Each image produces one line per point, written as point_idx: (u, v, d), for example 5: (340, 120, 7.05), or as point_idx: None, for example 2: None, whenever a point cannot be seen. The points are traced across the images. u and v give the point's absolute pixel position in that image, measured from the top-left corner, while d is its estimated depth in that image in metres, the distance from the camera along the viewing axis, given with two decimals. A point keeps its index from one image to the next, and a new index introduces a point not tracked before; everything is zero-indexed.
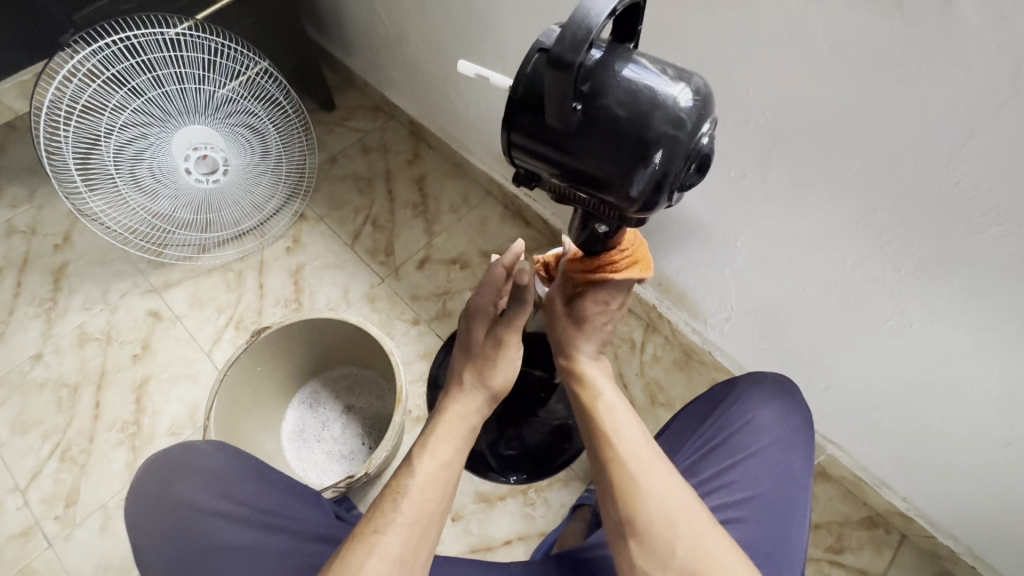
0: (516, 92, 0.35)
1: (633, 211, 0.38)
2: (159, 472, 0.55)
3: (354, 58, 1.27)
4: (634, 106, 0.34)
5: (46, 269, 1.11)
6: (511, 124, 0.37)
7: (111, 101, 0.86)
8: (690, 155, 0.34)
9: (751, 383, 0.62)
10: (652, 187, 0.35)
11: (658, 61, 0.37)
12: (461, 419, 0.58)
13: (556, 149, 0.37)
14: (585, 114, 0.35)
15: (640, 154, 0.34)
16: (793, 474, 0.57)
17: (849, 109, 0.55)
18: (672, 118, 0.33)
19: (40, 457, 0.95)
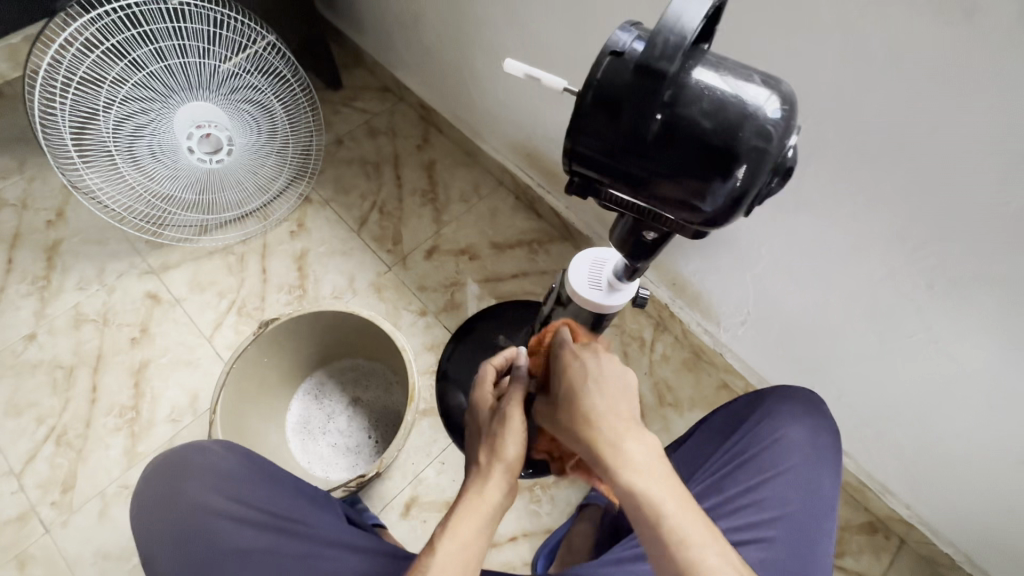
0: (585, 96, 0.32)
1: (703, 227, 0.36)
2: (169, 470, 0.53)
3: (363, 36, 1.22)
4: (723, 116, 0.32)
5: (38, 246, 1.06)
6: (575, 132, 0.33)
7: (111, 73, 0.81)
8: (773, 167, 0.33)
9: (780, 398, 0.63)
10: (731, 203, 0.33)
11: (737, 65, 0.34)
12: (474, 520, 0.50)
13: (628, 159, 0.34)
14: (664, 125, 0.32)
15: (722, 169, 0.32)
16: (821, 491, 0.58)
17: (898, 120, 0.53)
18: (762, 130, 0.32)
19: (35, 441, 0.92)
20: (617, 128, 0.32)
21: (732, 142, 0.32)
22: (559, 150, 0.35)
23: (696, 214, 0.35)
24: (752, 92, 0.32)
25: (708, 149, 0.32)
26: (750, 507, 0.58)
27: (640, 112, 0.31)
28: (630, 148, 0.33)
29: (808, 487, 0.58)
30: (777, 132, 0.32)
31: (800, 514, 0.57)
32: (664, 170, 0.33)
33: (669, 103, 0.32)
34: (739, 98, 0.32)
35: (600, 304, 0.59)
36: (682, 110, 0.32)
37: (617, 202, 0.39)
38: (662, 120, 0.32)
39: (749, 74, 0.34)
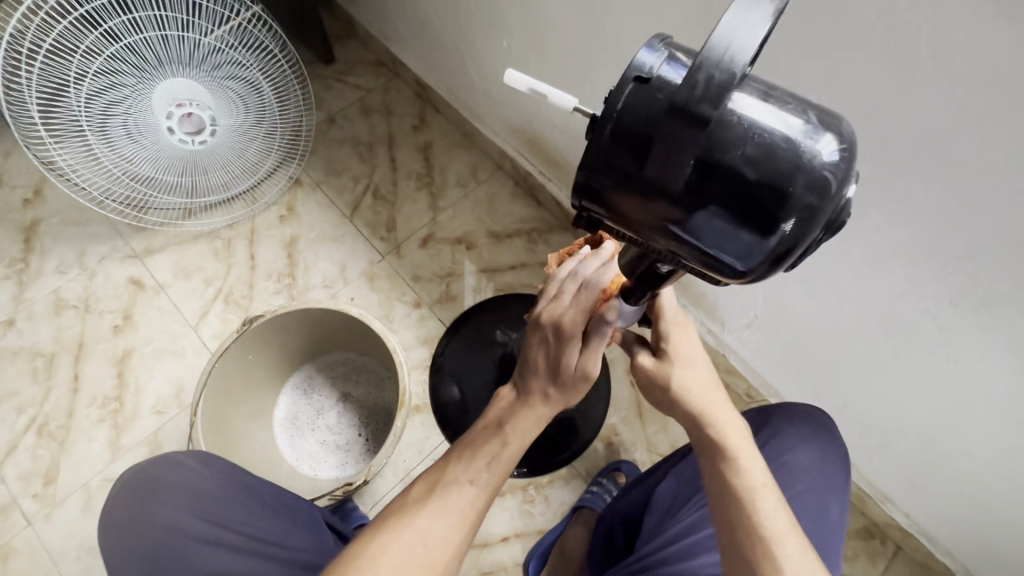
0: (602, 133, 0.28)
1: (736, 280, 0.32)
2: (141, 489, 0.51)
3: (357, 6, 1.14)
4: (770, 165, 0.27)
5: (15, 226, 1.02)
6: (590, 170, 0.29)
7: (83, 44, 0.75)
8: (826, 222, 0.29)
9: (789, 419, 0.62)
10: (774, 263, 0.29)
11: (791, 95, 0.30)
12: (495, 465, 0.48)
13: (650, 207, 0.29)
14: (698, 168, 0.28)
15: (767, 224, 0.28)
16: (829, 519, 0.56)
17: (936, 126, 0.48)
18: (816, 181, 0.27)
19: (15, 431, 0.89)
20: (640, 171, 0.28)
21: (780, 193, 0.27)
22: (570, 184, 0.31)
23: (729, 268, 0.31)
24: (805, 133, 0.27)
25: (750, 200, 0.28)
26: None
27: (669, 155, 0.27)
28: (655, 193, 0.29)
29: (816, 514, 0.56)
30: (835, 178, 0.28)
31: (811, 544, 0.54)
32: (695, 219, 0.29)
33: (705, 144, 0.27)
34: (792, 142, 0.27)
35: None
36: (720, 153, 0.27)
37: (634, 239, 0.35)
38: (696, 164, 0.27)
39: (804, 108, 0.29)
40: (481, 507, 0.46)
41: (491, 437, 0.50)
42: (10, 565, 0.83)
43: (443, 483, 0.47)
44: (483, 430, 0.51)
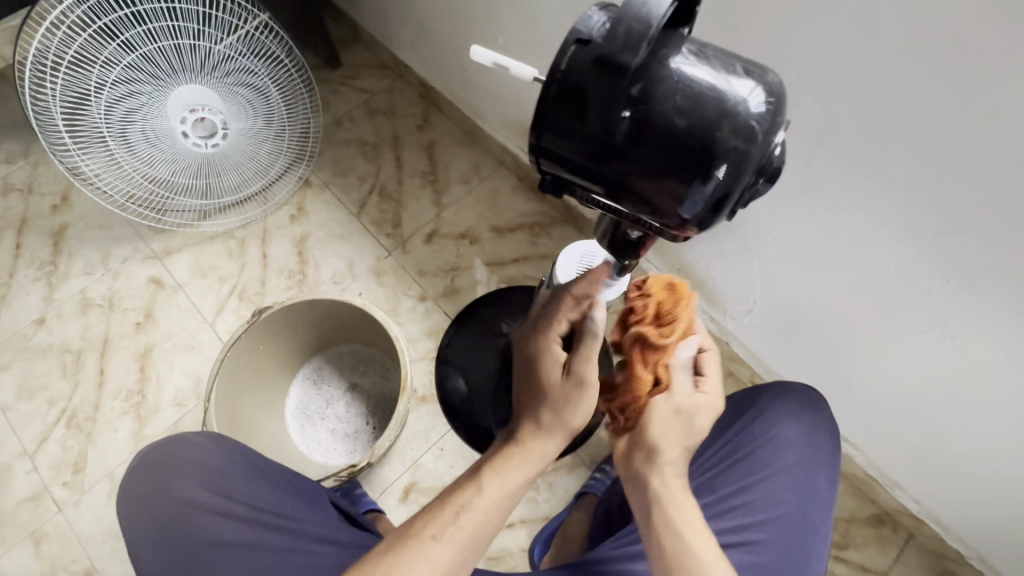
0: (546, 92, 0.30)
1: (684, 232, 0.34)
2: (155, 465, 0.54)
3: (361, 11, 1.18)
4: (699, 114, 0.29)
5: (45, 231, 1.07)
6: (539, 130, 0.31)
7: (102, 55, 0.80)
8: (757, 168, 0.30)
9: (777, 396, 0.69)
10: (714, 209, 0.31)
11: (717, 50, 0.32)
12: (464, 517, 0.48)
13: (594, 163, 0.31)
14: (634, 122, 0.30)
15: (702, 171, 0.30)
16: (815, 486, 0.63)
17: (912, 96, 0.50)
18: (741, 127, 0.29)
19: (46, 423, 0.94)
20: (583, 127, 0.30)
21: (711, 142, 0.29)
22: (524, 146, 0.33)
23: (673, 219, 0.32)
24: (732, 85, 0.29)
25: (685, 150, 0.30)
26: (748, 503, 0.62)
27: (606, 108, 0.29)
28: (599, 149, 0.31)
29: (803, 485, 0.63)
30: (763, 127, 0.30)
31: (796, 509, 0.62)
32: (637, 173, 0.31)
33: (638, 99, 0.29)
34: (717, 92, 0.29)
35: None
36: (653, 106, 0.29)
37: (594, 202, 0.37)
38: (631, 117, 0.29)
39: (731, 61, 0.31)
40: (448, 566, 0.46)
41: (467, 485, 0.50)
42: (43, 549, 0.88)
43: (405, 543, 0.47)
44: (462, 478, 0.52)
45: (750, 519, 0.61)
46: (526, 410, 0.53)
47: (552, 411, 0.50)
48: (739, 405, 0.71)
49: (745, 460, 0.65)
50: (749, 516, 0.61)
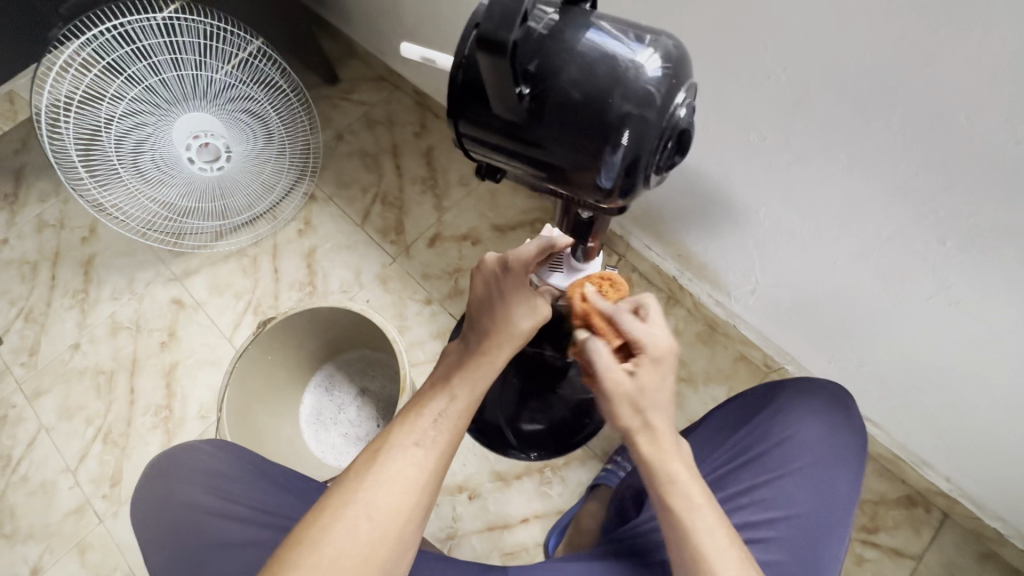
0: (456, 76, 0.35)
1: (606, 200, 0.38)
2: (163, 471, 0.58)
3: (355, 27, 1.22)
4: (591, 86, 0.33)
5: (76, 262, 1.15)
6: (458, 112, 0.37)
7: (109, 90, 0.85)
8: (657, 131, 0.34)
9: (798, 393, 0.68)
10: (622, 171, 0.35)
11: (617, 21, 0.36)
12: (442, 422, 0.49)
13: (511, 139, 0.37)
14: (536, 97, 0.34)
15: (602, 137, 0.34)
16: (831, 488, 0.63)
17: (886, 58, 0.48)
18: (629, 94, 0.33)
19: (85, 440, 1.01)
20: (491, 107, 0.36)
21: (605, 110, 0.33)
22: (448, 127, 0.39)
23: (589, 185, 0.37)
24: (620, 55, 0.33)
25: (584, 119, 0.34)
26: (758, 502, 0.63)
27: (503, 89, 0.33)
28: (509, 125, 0.36)
29: (821, 485, 0.63)
30: (657, 91, 0.33)
31: (814, 509, 0.62)
32: (546, 145, 0.36)
33: (536, 76, 0.34)
34: (608, 64, 0.33)
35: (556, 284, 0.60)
36: (549, 82, 0.34)
37: (527, 180, 0.42)
38: (531, 93, 0.34)
39: (625, 30, 0.34)
40: (434, 465, 0.47)
41: (438, 394, 0.51)
42: (88, 558, 0.94)
43: (387, 449, 0.47)
44: (428, 388, 0.53)
45: (764, 517, 0.62)
46: (488, 326, 0.54)
47: (515, 335, 0.54)
48: (758, 401, 0.70)
49: (758, 460, 0.65)
50: (761, 514, 0.62)
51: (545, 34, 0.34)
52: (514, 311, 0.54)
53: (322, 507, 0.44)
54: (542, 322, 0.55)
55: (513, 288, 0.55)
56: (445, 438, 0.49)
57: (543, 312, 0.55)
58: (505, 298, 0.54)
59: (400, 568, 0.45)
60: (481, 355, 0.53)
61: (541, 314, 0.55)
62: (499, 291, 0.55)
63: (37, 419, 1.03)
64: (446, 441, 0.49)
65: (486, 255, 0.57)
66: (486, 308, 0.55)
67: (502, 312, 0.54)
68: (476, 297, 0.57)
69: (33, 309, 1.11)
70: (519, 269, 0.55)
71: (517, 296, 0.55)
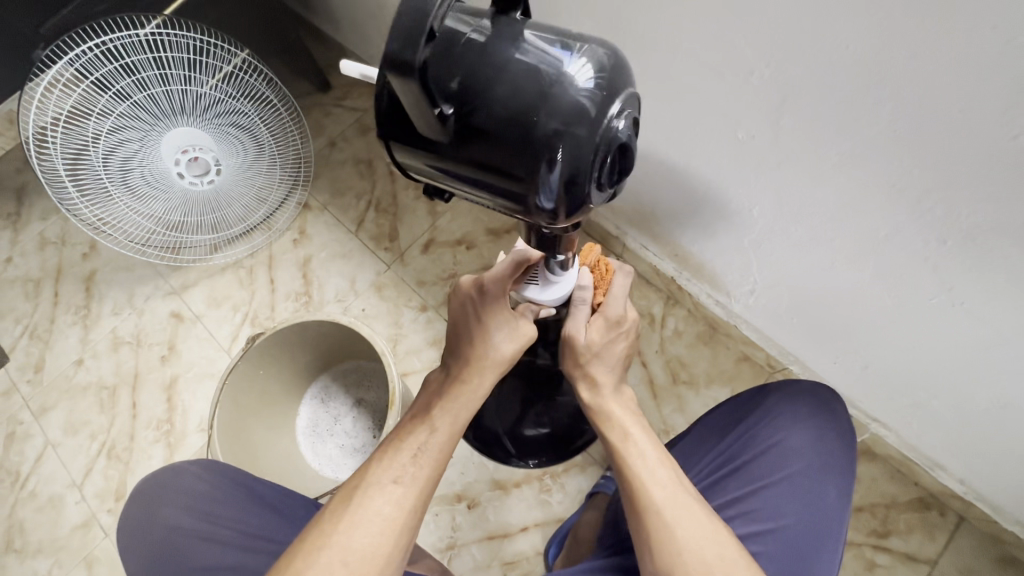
0: (380, 100, 0.36)
1: (551, 219, 0.38)
2: (150, 496, 0.62)
3: (344, 33, 1.20)
4: (517, 103, 0.33)
5: (78, 278, 1.16)
6: (389, 134, 0.37)
7: (96, 106, 0.86)
8: (590, 145, 0.34)
9: (783, 398, 0.66)
10: (559, 188, 0.35)
11: (549, 29, 0.36)
12: (423, 456, 0.49)
13: (446, 161, 0.37)
14: (461, 116, 0.35)
15: (533, 155, 0.34)
16: (820, 498, 0.60)
17: (874, 52, 0.45)
18: (554, 111, 0.33)
19: (90, 456, 1.02)
20: (417, 129, 0.36)
21: (533, 128, 0.33)
22: (382, 149, 0.40)
23: (530, 205, 0.36)
24: (544, 68, 0.33)
25: (514, 139, 0.34)
26: (744, 513, 0.61)
27: (422, 110, 0.34)
28: (437, 146, 0.36)
29: (810, 495, 0.60)
30: (588, 103, 0.33)
31: (803, 520, 0.59)
32: (477, 165, 0.36)
33: (458, 95, 0.34)
34: (533, 80, 0.33)
35: (538, 300, 0.57)
36: (474, 100, 0.34)
37: (471, 201, 0.41)
38: (454, 112, 0.34)
39: (552, 41, 0.35)
40: (413, 503, 0.46)
41: (418, 427, 0.51)
42: (95, 571, 0.95)
43: (364, 486, 0.47)
44: (411, 419, 0.52)
45: (747, 530, 0.59)
46: (469, 352, 0.54)
47: (497, 360, 0.53)
48: (745, 407, 0.68)
49: (742, 469, 0.63)
50: (747, 526, 0.60)
51: (466, 49, 0.34)
52: (496, 331, 0.54)
53: (298, 547, 0.44)
54: (524, 343, 0.55)
55: (492, 311, 0.54)
56: (427, 474, 0.48)
57: (527, 332, 0.55)
58: (484, 319, 0.54)
59: None
60: (462, 383, 0.53)
61: (523, 334, 0.55)
62: (479, 311, 0.54)
63: (44, 435, 1.05)
64: (427, 476, 0.48)
65: (462, 279, 0.57)
66: (464, 330, 0.55)
67: (483, 333, 0.54)
68: (453, 320, 0.56)
69: (37, 326, 1.13)
70: (495, 289, 0.55)
71: (497, 315, 0.54)
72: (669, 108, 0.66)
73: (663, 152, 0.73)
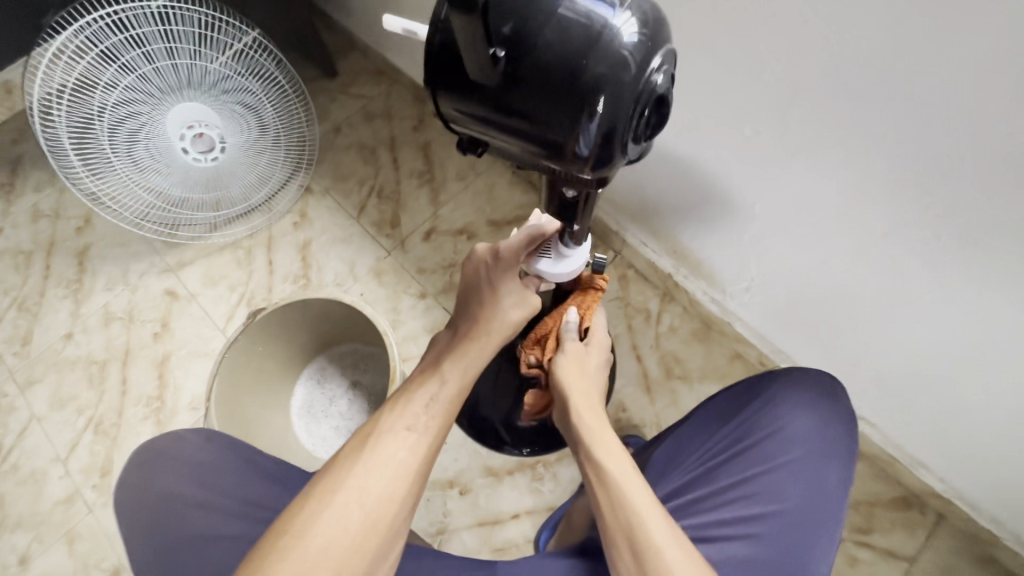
0: (432, 42, 0.37)
1: (581, 170, 0.39)
2: (146, 462, 0.61)
3: (355, 20, 1.21)
4: (566, 49, 0.35)
5: (70, 252, 1.14)
6: (434, 77, 0.38)
7: (103, 78, 0.85)
8: (631, 95, 0.36)
9: (791, 384, 0.67)
10: (599, 137, 0.36)
11: None
12: (435, 405, 0.50)
13: (488, 107, 0.38)
14: (511, 59, 0.35)
15: (578, 102, 0.35)
16: (823, 478, 0.62)
17: (882, 46, 0.47)
18: (603, 57, 0.34)
19: (76, 430, 1.00)
20: (465, 71, 0.37)
21: (581, 75, 0.35)
22: (427, 99, 0.41)
23: (568, 153, 0.38)
24: (596, 17, 0.34)
25: (561, 85, 0.35)
26: (749, 496, 0.62)
27: (475, 48, 0.35)
28: (482, 89, 0.37)
29: (813, 474, 0.62)
30: (633, 59, 0.35)
31: (807, 499, 0.62)
32: (520, 111, 0.37)
33: (510, 39, 0.35)
34: (583, 27, 0.34)
35: (545, 271, 0.56)
36: (524, 45, 0.35)
37: (504, 151, 0.43)
38: (506, 55, 0.35)
39: None
40: (426, 450, 0.47)
41: (429, 379, 0.52)
42: (77, 547, 0.94)
43: (377, 434, 0.47)
44: (419, 373, 0.53)
45: (752, 512, 0.61)
46: (478, 314, 0.56)
47: (505, 325, 0.55)
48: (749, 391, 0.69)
49: (748, 452, 0.65)
50: (753, 508, 0.62)
51: None
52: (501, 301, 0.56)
53: (310, 490, 0.44)
54: (529, 313, 0.56)
55: (502, 279, 0.56)
56: (437, 424, 0.49)
57: (532, 304, 0.57)
58: (494, 287, 0.56)
59: (391, 555, 0.44)
60: (471, 344, 0.54)
61: (529, 305, 0.57)
62: (490, 279, 0.56)
63: (28, 408, 1.03)
64: (438, 426, 0.49)
65: (477, 245, 0.58)
66: (475, 294, 0.57)
67: (491, 302, 0.56)
68: (464, 285, 0.58)
69: (26, 298, 1.11)
70: (507, 260, 0.56)
71: (506, 286, 0.56)
72: (678, 103, 0.67)
73: (668, 146, 0.75)
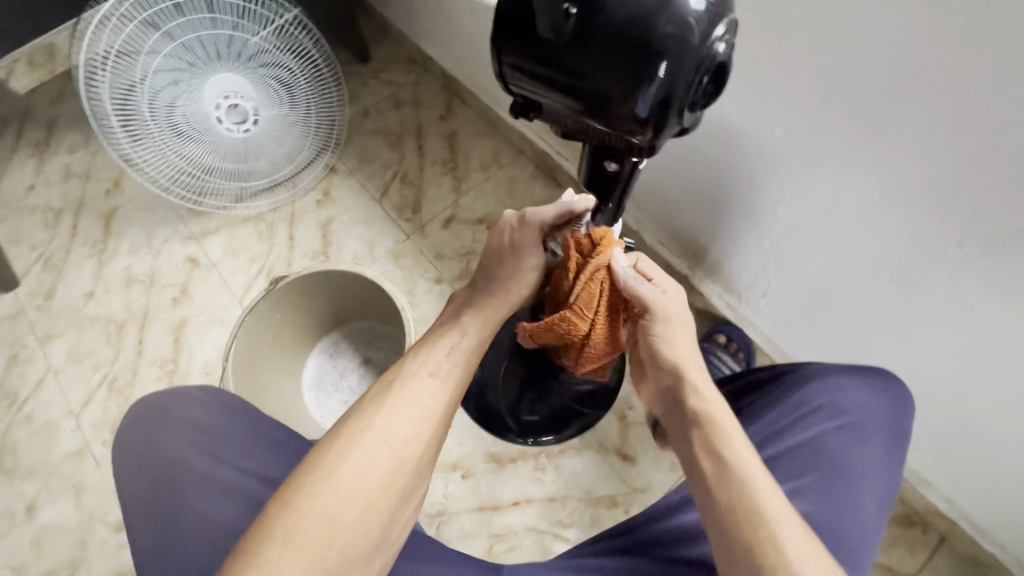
0: (504, 0, 0.39)
1: (638, 133, 0.40)
2: (151, 419, 0.62)
3: (391, 8, 1.23)
4: (637, 10, 0.36)
5: (98, 213, 1.17)
6: (501, 35, 0.40)
7: (145, 45, 0.88)
8: (693, 59, 0.37)
9: (855, 375, 0.64)
10: (658, 99, 0.38)
11: None
12: (455, 354, 0.56)
13: (552, 66, 0.39)
14: (582, 19, 0.37)
15: (643, 61, 0.37)
16: (885, 481, 0.59)
17: (916, 51, 0.48)
18: (673, 19, 0.36)
19: (91, 386, 1.02)
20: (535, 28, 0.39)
21: (649, 37, 0.36)
22: (489, 54, 0.42)
23: (628, 113, 0.39)
24: None
25: (628, 44, 0.37)
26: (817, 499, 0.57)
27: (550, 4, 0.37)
28: (549, 46, 0.39)
29: (878, 477, 0.58)
30: (699, 26, 0.36)
31: (872, 503, 0.57)
32: (584, 72, 0.39)
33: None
34: None
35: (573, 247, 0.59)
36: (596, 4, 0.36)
37: (559, 118, 0.44)
38: (577, 13, 0.37)
39: None
40: (446, 396, 0.53)
41: (449, 330, 0.58)
42: (83, 500, 0.95)
43: (402, 379, 0.53)
44: (439, 326, 0.59)
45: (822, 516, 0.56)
46: (498, 277, 0.61)
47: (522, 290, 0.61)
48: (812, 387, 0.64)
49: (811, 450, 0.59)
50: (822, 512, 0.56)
51: None
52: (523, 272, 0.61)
53: (341, 428, 0.49)
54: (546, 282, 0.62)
55: (524, 249, 0.61)
56: (457, 371, 0.55)
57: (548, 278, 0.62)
58: (517, 256, 0.61)
59: (416, 489, 0.50)
60: (491, 306, 0.60)
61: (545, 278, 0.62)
62: (513, 248, 0.61)
63: (46, 361, 1.05)
64: (458, 372, 0.55)
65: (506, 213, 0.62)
66: (497, 258, 0.61)
67: (512, 270, 0.61)
68: (487, 247, 0.62)
69: (52, 255, 1.14)
70: (535, 233, 0.60)
71: (530, 257, 0.61)
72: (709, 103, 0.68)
73: (696, 145, 0.75)
